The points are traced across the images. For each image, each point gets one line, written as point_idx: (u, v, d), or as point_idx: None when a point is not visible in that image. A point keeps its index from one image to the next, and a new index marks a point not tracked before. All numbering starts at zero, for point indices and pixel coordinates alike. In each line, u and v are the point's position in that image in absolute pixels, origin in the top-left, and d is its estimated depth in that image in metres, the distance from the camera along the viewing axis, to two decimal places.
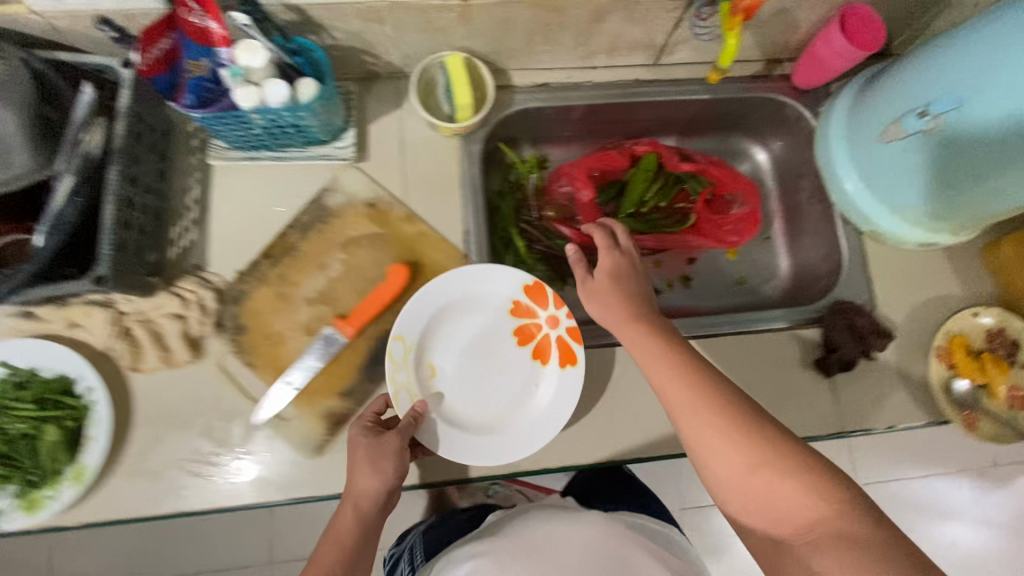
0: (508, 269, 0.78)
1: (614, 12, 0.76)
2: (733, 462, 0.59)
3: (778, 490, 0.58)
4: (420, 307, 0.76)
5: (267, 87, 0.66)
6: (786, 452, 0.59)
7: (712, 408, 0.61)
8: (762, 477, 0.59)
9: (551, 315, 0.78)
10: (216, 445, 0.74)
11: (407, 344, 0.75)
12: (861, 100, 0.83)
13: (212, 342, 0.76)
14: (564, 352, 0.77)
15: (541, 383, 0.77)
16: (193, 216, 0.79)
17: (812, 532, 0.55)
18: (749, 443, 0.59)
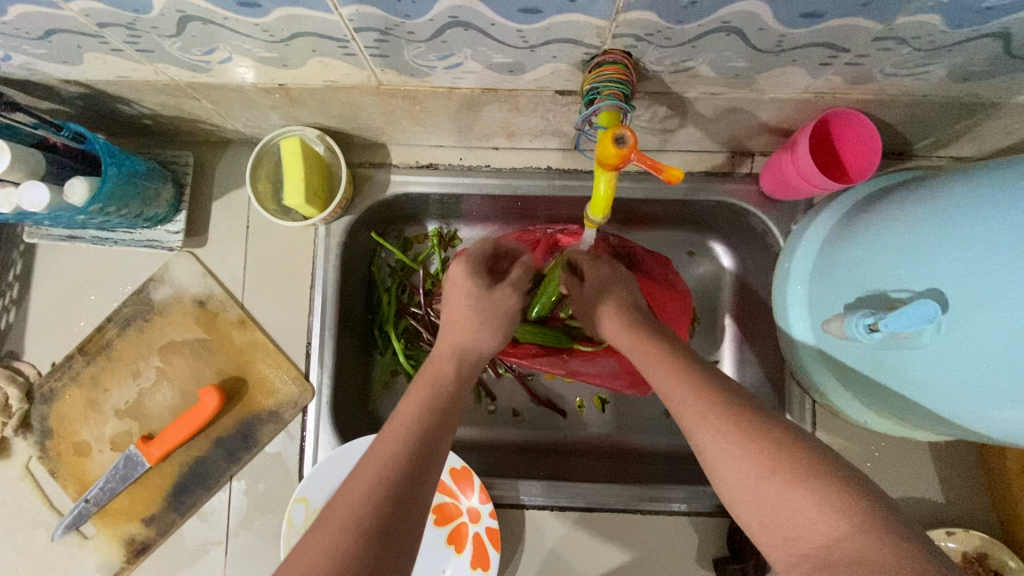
0: None
1: (490, 102, 0.57)
2: (738, 455, 0.41)
3: (791, 509, 0.38)
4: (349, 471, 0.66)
5: (19, 189, 0.54)
6: (798, 449, 0.40)
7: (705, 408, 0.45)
8: (774, 479, 0.39)
9: (472, 507, 0.65)
10: (13, 554, 0.68)
11: (310, 507, 0.65)
12: (839, 235, 0.60)
13: (18, 443, 0.69)
14: (476, 555, 0.64)
15: None
16: (13, 295, 0.70)
17: (840, 555, 0.35)
18: (757, 434, 0.41)
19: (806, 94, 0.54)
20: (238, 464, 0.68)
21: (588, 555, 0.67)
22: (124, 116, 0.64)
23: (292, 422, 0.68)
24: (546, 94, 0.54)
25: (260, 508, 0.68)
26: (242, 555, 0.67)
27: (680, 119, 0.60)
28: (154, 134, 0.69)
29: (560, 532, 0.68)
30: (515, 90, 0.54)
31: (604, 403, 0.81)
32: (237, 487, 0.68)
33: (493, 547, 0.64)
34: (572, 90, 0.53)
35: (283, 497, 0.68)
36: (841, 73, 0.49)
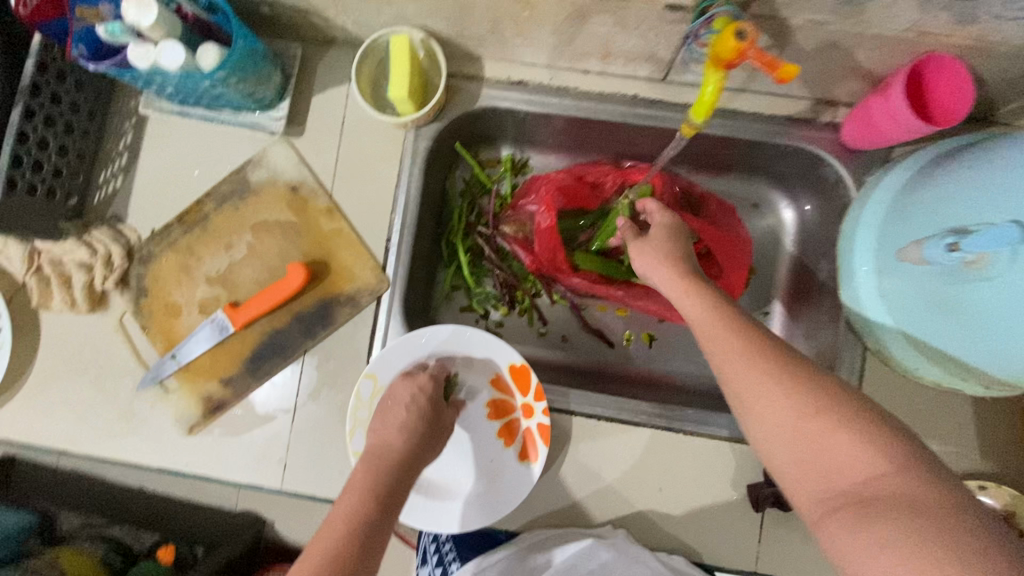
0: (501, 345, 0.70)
1: (597, 13, 0.60)
2: (787, 409, 0.44)
3: (831, 444, 0.42)
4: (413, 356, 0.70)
5: (160, 47, 0.58)
6: (838, 400, 0.44)
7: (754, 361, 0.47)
8: (817, 424, 0.43)
9: (527, 405, 0.69)
10: (100, 398, 0.75)
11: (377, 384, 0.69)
12: (923, 181, 0.62)
13: (115, 298, 0.75)
14: (526, 449, 0.69)
15: (495, 465, 0.69)
16: (122, 162, 0.76)
17: (876, 491, 0.40)
18: (804, 389, 0.45)
19: (908, 33, 0.55)
20: (312, 340, 0.73)
21: (628, 466, 0.71)
22: (246, 0, 0.68)
23: (366, 308, 0.73)
24: (656, 8, 0.57)
25: (328, 383, 0.73)
26: (308, 423, 0.72)
27: (777, 51, 0.61)
28: (267, 25, 0.73)
29: (604, 442, 0.71)
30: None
31: (651, 339, 0.84)
32: (310, 361, 0.73)
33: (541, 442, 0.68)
34: (684, 4, 0.55)
35: (349, 376, 0.73)
36: (952, 7, 0.51)
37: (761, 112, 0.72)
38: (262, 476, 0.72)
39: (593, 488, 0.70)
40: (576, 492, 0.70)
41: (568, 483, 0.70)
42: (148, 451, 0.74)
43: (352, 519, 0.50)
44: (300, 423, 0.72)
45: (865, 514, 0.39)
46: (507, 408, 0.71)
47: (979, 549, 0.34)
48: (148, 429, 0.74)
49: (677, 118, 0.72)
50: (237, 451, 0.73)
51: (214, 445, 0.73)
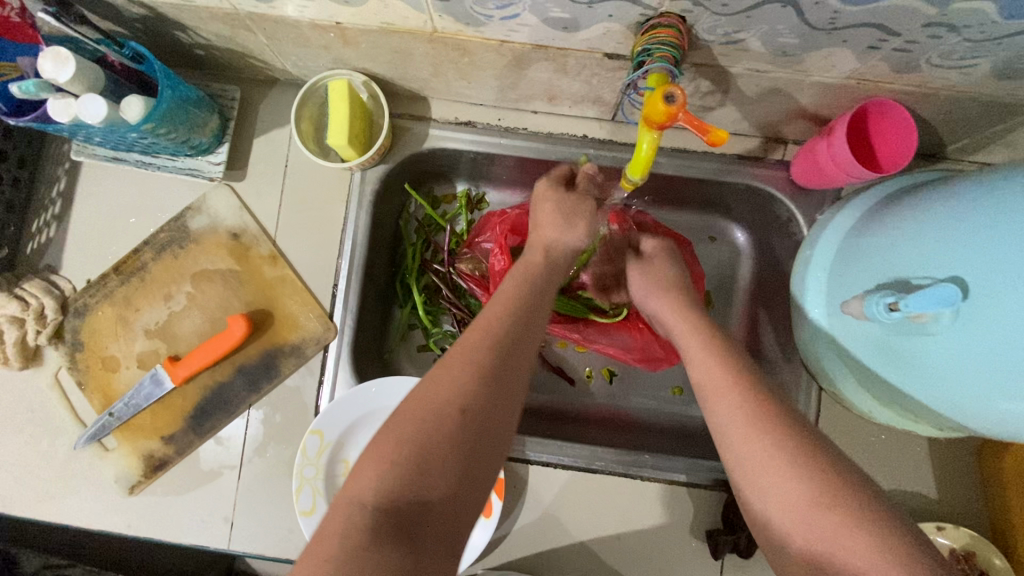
0: None
1: (537, 59, 0.58)
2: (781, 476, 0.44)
3: (843, 542, 0.40)
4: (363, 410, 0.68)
5: (79, 100, 0.56)
6: (842, 481, 0.42)
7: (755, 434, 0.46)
8: (829, 518, 0.41)
9: None
10: (36, 458, 0.71)
11: (324, 440, 0.67)
12: (866, 225, 0.61)
13: (50, 352, 0.72)
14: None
15: None
16: (55, 211, 0.73)
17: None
18: (811, 466, 0.43)
19: (848, 80, 0.55)
20: (258, 393, 0.70)
21: (586, 514, 0.69)
22: (178, 44, 0.66)
23: (313, 358, 0.71)
24: (594, 56, 0.56)
25: (275, 438, 0.70)
26: (254, 480, 0.70)
27: (721, 96, 0.60)
28: (204, 67, 0.71)
29: (562, 490, 0.70)
30: (566, 48, 0.55)
31: (611, 376, 0.82)
32: (255, 416, 0.70)
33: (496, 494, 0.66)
34: (621, 53, 0.54)
35: (296, 430, 0.70)
36: (887, 58, 0.50)
37: (712, 150, 0.71)
38: (208, 537, 0.69)
39: (549, 539, 0.69)
40: (533, 544, 0.69)
41: (524, 533, 0.69)
42: (87, 513, 0.71)
43: (453, 402, 0.42)
44: (246, 481, 0.70)
45: None
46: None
47: None
48: (87, 489, 0.71)
49: (628, 158, 0.71)
50: (180, 511, 0.70)
51: (156, 506, 0.70)
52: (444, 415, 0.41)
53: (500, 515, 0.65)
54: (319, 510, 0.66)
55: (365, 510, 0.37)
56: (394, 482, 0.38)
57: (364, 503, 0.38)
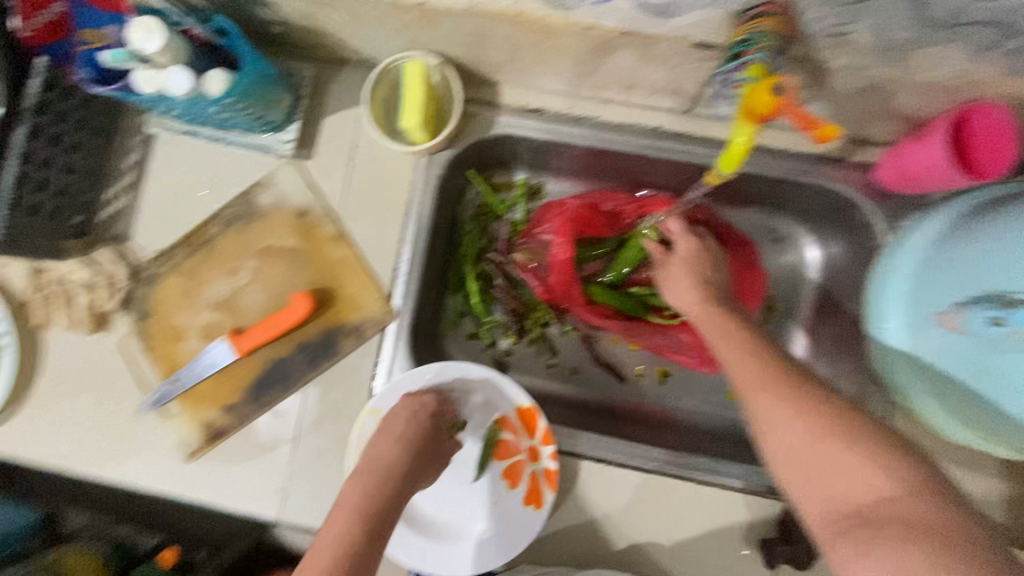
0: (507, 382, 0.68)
1: (621, 47, 0.57)
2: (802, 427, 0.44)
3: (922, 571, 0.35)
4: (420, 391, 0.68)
5: (166, 72, 0.57)
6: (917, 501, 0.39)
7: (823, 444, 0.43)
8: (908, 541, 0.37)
9: (534, 447, 0.67)
10: (102, 420, 0.73)
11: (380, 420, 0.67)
12: (960, 228, 0.58)
13: (118, 319, 0.74)
14: (530, 494, 0.66)
15: (499, 507, 0.67)
16: (128, 181, 0.75)
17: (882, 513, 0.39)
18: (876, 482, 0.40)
19: (956, 79, 0.52)
20: (316, 370, 0.71)
21: (637, 513, 0.68)
22: (257, 20, 0.66)
23: (371, 339, 0.71)
24: (684, 45, 0.54)
25: (331, 415, 0.71)
26: (309, 456, 0.71)
27: (811, 92, 0.57)
28: (278, 45, 0.71)
29: (614, 488, 0.69)
30: (655, 36, 0.53)
31: (665, 375, 0.81)
32: (312, 392, 0.71)
33: (547, 487, 0.66)
34: (714, 43, 0.52)
35: (352, 409, 0.71)
36: (1006, 57, 0.47)
37: (790, 149, 0.69)
38: (261, 508, 0.71)
39: (598, 536, 0.68)
40: (582, 538, 0.68)
41: (574, 527, 0.68)
42: (146, 476, 0.73)
43: (329, 567, 0.47)
44: (301, 456, 0.71)
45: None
46: (511, 449, 0.68)
47: None
48: (148, 453, 0.73)
49: (701, 153, 0.68)
50: (236, 481, 0.71)
51: (213, 474, 0.72)
52: (344, 550, 0.49)
53: (552, 506, 0.65)
54: None
55: None
56: None
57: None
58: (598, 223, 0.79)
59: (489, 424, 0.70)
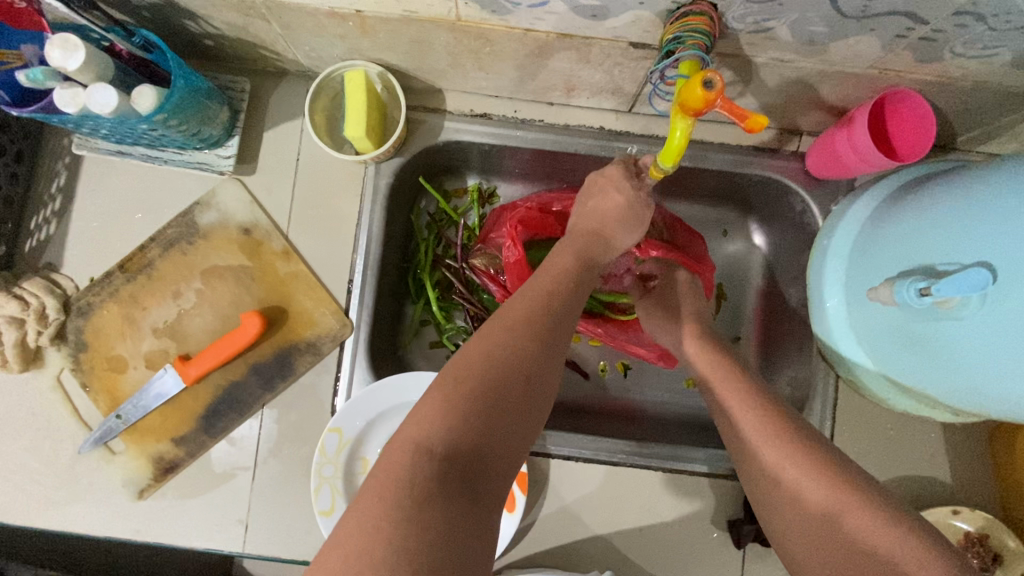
0: None
1: (560, 50, 0.58)
2: (812, 483, 0.47)
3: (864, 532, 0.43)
4: (390, 403, 0.67)
5: (88, 91, 0.54)
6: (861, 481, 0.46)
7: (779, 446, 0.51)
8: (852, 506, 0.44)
9: None
10: (40, 464, 0.68)
11: (344, 438, 0.66)
12: (886, 211, 0.62)
13: (51, 354, 0.69)
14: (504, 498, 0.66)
15: None
16: (54, 207, 0.70)
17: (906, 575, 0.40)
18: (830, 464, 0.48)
19: (871, 69, 0.55)
20: (272, 392, 0.69)
21: (608, 508, 0.69)
22: (186, 33, 0.64)
23: (328, 355, 0.69)
24: (619, 45, 0.55)
25: (289, 438, 0.68)
26: (267, 482, 0.68)
27: (742, 86, 0.60)
28: (213, 59, 0.69)
29: (584, 486, 0.69)
30: (591, 37, 0.55)
31: (627, 369, 0.82)
32: (269, 415, 0.69)
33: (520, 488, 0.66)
34: (648, 42, 0.54)
35: (311, 428, 0.68)
36: (912, 49, 0.51)
37: (729, 143, 0.72)
38: (220, 542, 0.67)
39: (569, 534, 0.68)
40: (555, 538, 0.68)
41: (545, 528, 0.68)
42: (93, 521, 0.68)
43: (519, 364, 0.45)
44: (260, 482, 0.68)
45: None
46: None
47: None
48: (93, 495, 0.68)
49: (644, 149, 0.71)
50: (190, 517, 0.68)
51: (167, 511, 0.68)
52: (500, 379, 0.43)
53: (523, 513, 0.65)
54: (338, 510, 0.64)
55: (430, 460, 0.39)
56: (459, 435, 0.40)
57: (432, 451, 0.39)
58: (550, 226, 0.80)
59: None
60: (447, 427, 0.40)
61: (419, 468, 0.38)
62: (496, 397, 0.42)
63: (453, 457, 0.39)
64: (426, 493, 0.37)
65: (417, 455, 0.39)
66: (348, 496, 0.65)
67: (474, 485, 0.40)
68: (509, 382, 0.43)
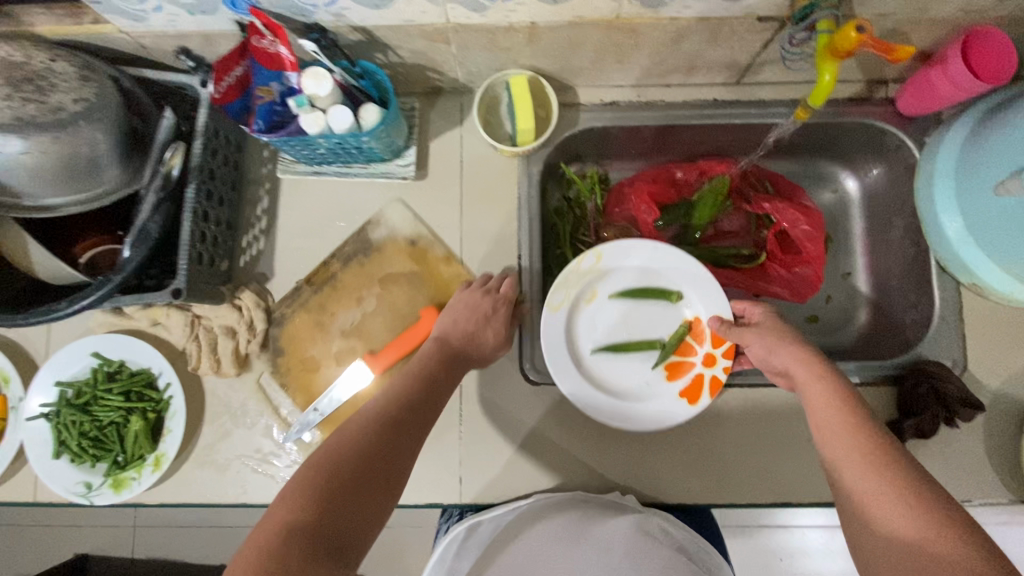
0: (714, 289, 0.78)
1: (693, 34, 0.71)
2: (890, 505, 0.49)
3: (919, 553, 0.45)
4: (639, 264, 0.80)
5: (329, 113, 0.66)
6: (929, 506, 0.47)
7: (871, 463, 0.52)
8: (914, 527, 0.47)
9: (706, 355, 0.77)
10: (273, 446, 0.78)
11: (598, 260, 0.79)
12: (982, 128, 0.73)
13: (273, 349, 0.80)
14: (690, 390, 0.75)
15: (651, 386, 0.77)
16: (262, 226, 0.83)
17: None
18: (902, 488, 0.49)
19: (958, 12, 0.68)
20: None
21: (775, 426, 0.77)
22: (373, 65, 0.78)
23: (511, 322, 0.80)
24: (748, 21, 0.68)
25: (489, 396, 0.78)
26: (476, 435, 0.77)
27: None
28: None
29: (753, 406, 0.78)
30: (725, 18, 0.67)
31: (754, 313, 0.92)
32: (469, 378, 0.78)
33: (705, 392, 0.75)
34: (773, 15, 0.66)
35: (505, 385, 0.78)
36: None
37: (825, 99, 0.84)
38: (440, 494, 0.76)
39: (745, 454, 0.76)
40: (733, 458, 0.76)
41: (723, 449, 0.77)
42: None
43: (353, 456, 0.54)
44: (467, 438, 0.77)
45: None
46: (688, 351, 0.78)
47: None
48: None
49: (754, 112, 0.83)
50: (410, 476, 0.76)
51: None
52: (329, 475, 0.51)
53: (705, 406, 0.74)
54: (560, 311, 0.78)
55: (293, 533, 0.46)
56: (315, 515, 0.48)
57: (296, 527, 0.46)
58: (670, 193, 0.92)
59: (678, 321, 0.80)
60: (302, 509, 0.48)
61: (287, 543, 0.45)
62: (342, 503, 0.50)
63: (312, 532, 0.47)
64: (293, 559, 0.44)
65: (281, 532, 0.46)
66: (570, 309, 0.79)
67: (339, 553, 0.47)
68: (348, 477, 0.52)
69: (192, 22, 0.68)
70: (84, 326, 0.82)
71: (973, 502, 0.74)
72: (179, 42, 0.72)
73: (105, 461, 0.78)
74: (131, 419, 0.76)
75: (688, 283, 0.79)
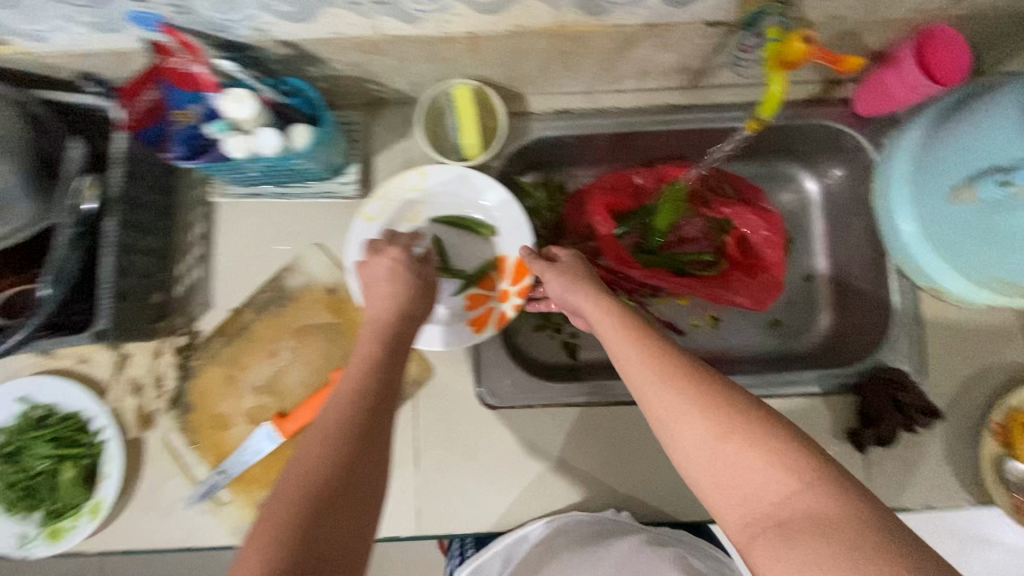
0: (523, 231, 0.77)
1: (640, 41, 0.68)
2: (702, 426, 0.47)
3: (745, 466, 0.45)
4: (463, 190, 0.77)
5: (256, 135, 0.61)
6: (746, 412, 0.47)
7: (674, 381, 0.50)
8: (728, 445, 0.46)
9: (505, 291, 0.77)
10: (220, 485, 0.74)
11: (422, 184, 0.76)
12: (939, 130, 0.71)
13: (215, 383, 0.76)
14: (477, 321, 0.76)
15: (450, 314, 0.77)
16: (199, 253, 0.78)
17: (790, 512, 0.42)
18: (715, 399, 0.48)
19: (911, 12, 0.65)
20: None
21: None
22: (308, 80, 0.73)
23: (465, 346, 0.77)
24: (697, 27, 0.65)
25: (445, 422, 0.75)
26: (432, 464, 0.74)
27: None
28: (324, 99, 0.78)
29: None
30: (673, 24, 0.64)
31: (717, 321, 0.90)
32: None
33: (491, 324, 0.75)
34: (722, 21, 0.63)
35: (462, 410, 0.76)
36: None
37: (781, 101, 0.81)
38: (397, 526, 0.73)
39: None
40: None
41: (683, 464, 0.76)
42: None
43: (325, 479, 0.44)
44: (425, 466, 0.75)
45: (788, 536, 0.41)
46: (490, 285, 0.78)
47: (881, 540, 0.39)
48: None
49: (710, 117, 0.80)
50: None
51: None
52: (299, 505, 0.42)
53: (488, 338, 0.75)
54: (375, 223, 0.75)
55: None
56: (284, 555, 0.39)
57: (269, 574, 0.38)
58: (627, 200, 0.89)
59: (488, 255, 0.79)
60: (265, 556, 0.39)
61: None
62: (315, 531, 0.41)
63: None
64: None
65: None
66: (387, 225, 0.76)
67: None
68: (316, 499, 0.43)
69: (100, 42, 0.63)
70: (9, 367, 0.77)
71: (933, 505, 0.74)
72: (90, 62, 0.66)
73: (42, 510, 0.71)
74: (65, 466, 0.70)
75: (489, 213, 0.78)
